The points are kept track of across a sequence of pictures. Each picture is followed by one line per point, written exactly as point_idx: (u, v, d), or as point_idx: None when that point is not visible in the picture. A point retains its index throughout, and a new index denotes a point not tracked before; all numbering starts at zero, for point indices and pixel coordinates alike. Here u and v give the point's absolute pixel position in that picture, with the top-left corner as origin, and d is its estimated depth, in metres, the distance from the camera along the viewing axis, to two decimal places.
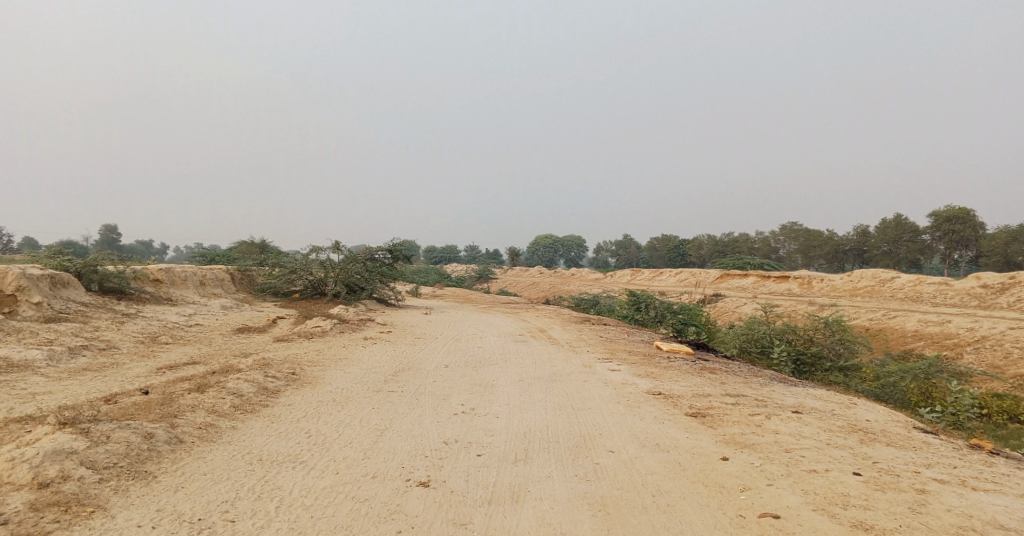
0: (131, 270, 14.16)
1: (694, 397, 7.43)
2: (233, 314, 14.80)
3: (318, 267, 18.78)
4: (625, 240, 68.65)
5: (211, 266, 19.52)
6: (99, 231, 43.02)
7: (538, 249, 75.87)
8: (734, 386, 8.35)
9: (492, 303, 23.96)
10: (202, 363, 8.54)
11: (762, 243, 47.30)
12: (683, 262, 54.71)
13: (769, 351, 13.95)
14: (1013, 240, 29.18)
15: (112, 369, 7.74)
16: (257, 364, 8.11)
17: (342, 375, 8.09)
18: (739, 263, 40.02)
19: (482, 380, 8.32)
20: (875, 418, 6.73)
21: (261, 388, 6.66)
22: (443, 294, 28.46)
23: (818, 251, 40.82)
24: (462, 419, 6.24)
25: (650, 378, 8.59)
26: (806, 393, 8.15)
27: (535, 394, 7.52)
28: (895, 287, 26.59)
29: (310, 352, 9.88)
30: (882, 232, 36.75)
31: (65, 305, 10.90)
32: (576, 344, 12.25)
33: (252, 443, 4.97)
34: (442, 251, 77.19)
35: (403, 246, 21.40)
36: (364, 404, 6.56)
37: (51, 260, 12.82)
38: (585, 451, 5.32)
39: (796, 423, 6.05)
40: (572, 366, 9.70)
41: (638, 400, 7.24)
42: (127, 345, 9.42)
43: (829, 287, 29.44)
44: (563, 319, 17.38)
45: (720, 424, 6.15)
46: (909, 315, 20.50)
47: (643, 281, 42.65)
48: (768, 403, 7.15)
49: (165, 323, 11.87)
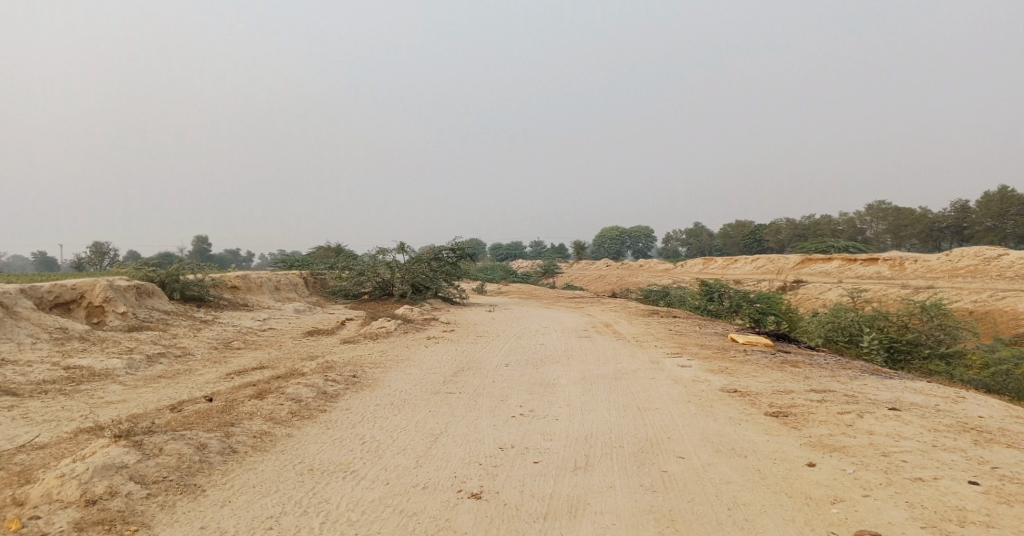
0: (210, 277, 14.75)
1: (773, 394, 6.80)
2: (304, 317, 15.16)
3: (384, 268, 19.01)
4: (697, 228, 66.43)
5: (286, 271, 20.20)
6: (192, 242, 45.82)
7: (606, 241, 74.74)
8: (819, 380, 7.62)
9: (558, 298, 23.59)
10: (269, 367, 8.65)
11: (846, 224, 44.45)
12: (760, 249, 52.30)
13: (858, 340, 12.84)
14: None
15: (185, 376, 7.95)
16: (320, 367, 8.13)
17: (403, 377, 7.98)
18: (821, 246, 37.73)
19: (544, 379, 8.00)
20: (990, 415, 5.90)
21: (319, 392, 6.62)
22: (509, 291, 28.35)
23: (910, 230, 37.91)
24: (520, 422, 5.96)
25: (724, 374, 8.00)
26: (904, 387, 7.32)
27: (598, 394, 7.13)
28: (1002, 266, 24.19)
29: (373, 354, 9.87)
30: (983, 206, 33.62)
31: (148, 314, 11.45)
32: (645, 338, 11.70)
33: (305, 452, 4.89)
34: (509, 248, 77.41)
35: (467, 244, 21.38)
36: (421, 408, 6.40)
37: (137, 271, 13.54)
38: (651, 457, 4.91)
39: (895, 421, 5.37)
40: (639, 362, 9.21)
41: (711, 399, 6.70)
42: (201, 351, 9.72)
43: (924, 269, 27.17)
44: (631, 312, 16.79)
45: (804, 424, 5.54)
46: (1021, 296, 18.52)
47: (717, 270, 40.98)
48: (859, 399, 6.43)
49: (239, 328, 12.25)
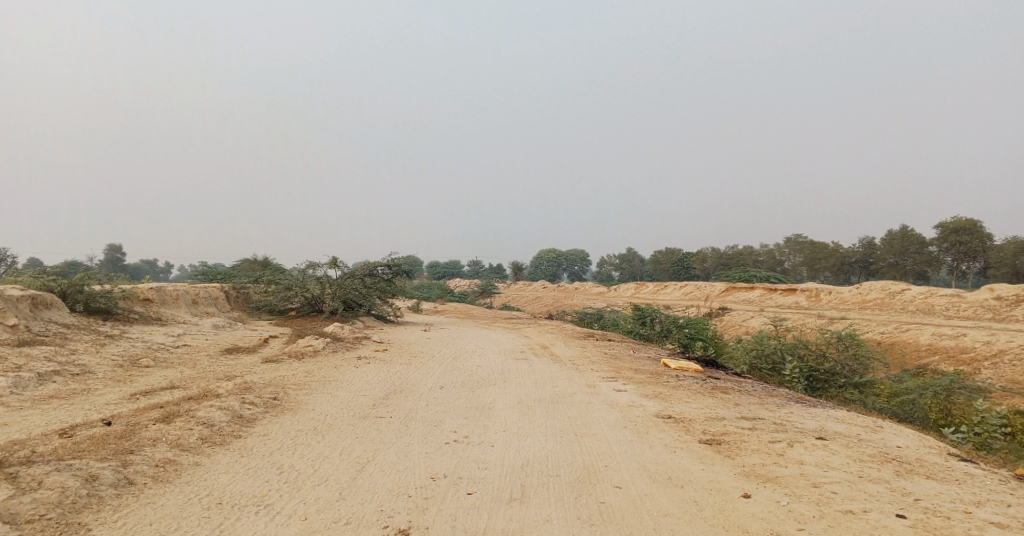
0: (120, 289, 13.68)
1: (707, 421, 6.83)
2: (224, 334, 14.27)
3: (314, 284, 18.24)
4: (629, 254, 68.17)
5: (206, 284, 19.04)
6: (103, 251, 42.78)
7: (541, 264, 75.44)
8: (749, 408, 7.75)
9: (494, 319, 23.43)
10: (181, 388, 7.99)
11: (767, 256, 46.75)
12: (687, 276, 54.15)
13: (780, 368, 13.29)
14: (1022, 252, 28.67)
15: (81, 396, 7.21)
16: (238, 388, 7.57)
17: (329, 399, 7.53)
18: (745, 276, 39.43)
19: (479, 403, 7.76)
20: (907, 444, 6.12)
21: (235, 416, 6.11)
22: (444, 310, 27.93)
23: (824, 263, 40.23)
24: (453, 449, 5.69)
25: (658, 400, 8.01)
26: (827, 416, 7.54)
27: (535, 419, 6.96)
28: (905, 300, 25.96)
29: (298, 374, 9.32)
30: (888, 244, 36.14)
31: (44, 327, 10.42)
32: (580, 362, 11.66)
33: (215, 482, 4.45)
34: (445, 267, 76.79)
35: (403, 261, 20.87)
36: (347, 433, 6.01)
37: (34, 280, 12.35)
38: (588, 487, 4.76)
39: (823, 451, 5.46)
40: (575, 386, 9.12)
41: (646, 426, 6.65)
42: (103, 369, 8.88)
43: (837, 300, 28.80)
44: (566, 334, 16.80)
45: (738, 453, 5.55)
46: (922, 328, 19.86)
47: (648, 296, 42.00)
48: (788, 427, 6.54)
49: (149, 344, 11.34)
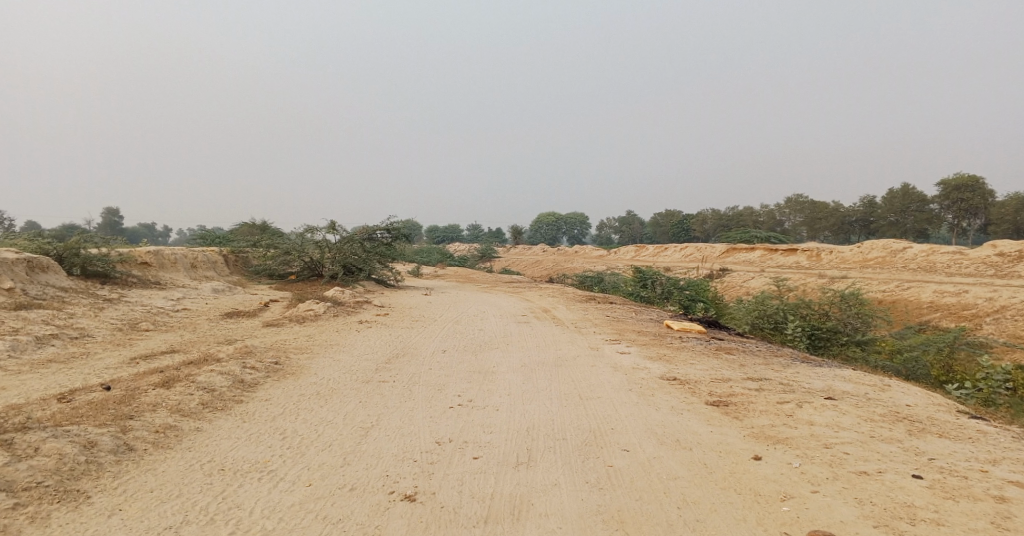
0: (117, 253, 13.52)
1: (713, 383, 6.76)
2: (224, 298, 14.16)
3: (313, 248, 18.09)
4: (629, 216, 67.77)
5: (204, 248, 18.88)
6: (101, 215, 42.50)
7: (541, 227, 75.09)
8: (755, 368, 7.68)
9: (495, 282, 23.32)
10: (181, 352, 7.91)
11: (767, 216, 46.45)
12: (687, 237, 53.95)
13: (783, 327, 13.24)
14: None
15: (80, 360, 7.10)
16: (239, 352, 7.48)
17: (331, 363, 7.45)
18: (745, 236, 39.21)
19: (482, 367, 7.70)
20: (916, 403, 6.05)
21: (236, 381, 6.03)
22: (444, 274, 27.82)
23: (824, 223, 39.98)
24: (458, 414, 5.62)
25: (663, 362, 7.94)
26: (833, 375, 7.46)
27: (539, 383, 6.89)
28: (906, 258, 25.85)
29: (299, 338, 9.24)
30: (889, 201, 35.83)
31: (41, 290, 10.28)
32: (583, 324, 11.59)
33: (217, 448, 4.37)
34: (445, 230, 76.43)
35: (402, 225, 20.65)
36: (350, 398, 5.94)
37: (29, 243, 12.16)
38: (595, 451, 4.70)
39: (832, 411, 5.39)
40: (579, 349, 9.05)
41: (652, 388, 6.58)
42: (102, 333, 8.78)
43: (838, 259, 28.68)
44: (567, 297, 16.72)
45: (746, 414, 5.48)
46: (924, 286, 19.79)
47: (648, 257, 41.86)
48: (795, 388, 6.47)
49: (148, 308, 11.23)
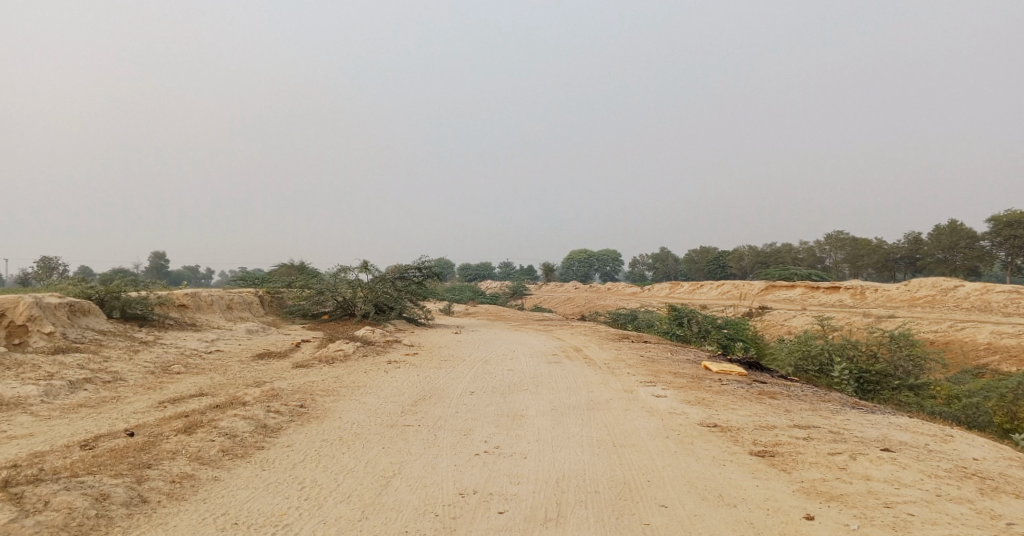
0: (155, 295, 13.79)
1: (756, 430, 6.34)
2: (257, 339, 14.25)
3: (346, 288, 18.21)
4: (663, 254, 67.03)
5: (241, 289, 19.18)
6: (148, 258, 43.98)
7: (573, 265, 74.81)
8: (801, 415, 7.20)
9: (526, 321, 23.06)
10: (209, 395, 7.86)
11: (806, 253, 45.29)
12: (723, 275, 52.93)
13: (828, 370, 12.60)
14: None
15: (110, 404, 7.11)
16: (265, 395, 7.39)
17: (357, 406, 7.28)
18: (784, 274, 38.17)
19: (511, 410, 7.43)
20: (984, 456, 5.52)
21: (259, 426, 5.90)
22: (476, 312, 27.72)
23: (866, 260, 38.71)
24: (484, 461, 5.36)
25: (702, 407, 7.53)
26: (888, 423, 6.94)
27: (571, 427, 6.58)
28: (958, 297, 24.67)
29: (327, 380, 9.12)
30: (935, 238, 34.55)
31: (80, 333, 10.48)
32: (616, 365, 11.21)
33: (233, 499, 4.21)
34: (477, 269, 76.77)
35: (434, 264, 20.66)
36: (373, 444, 5.74)
37: (73, 287, 12.50)
38: (629, 506, 4.39)
39: (891, 465, 4.93)
40: (612, 391, 8.70)
41: (691, 435, 6.20)
42: (135, 376, 8.83)
43: (884, 298, 27.58)
44: (600, 336, 16.33)
45: (794, 466, 5.07)
46: (979, 327, 18.76)
47: (684, 295, 41.10)
48: (847, 437, 6.01)
49: (182, 350, 11.33)
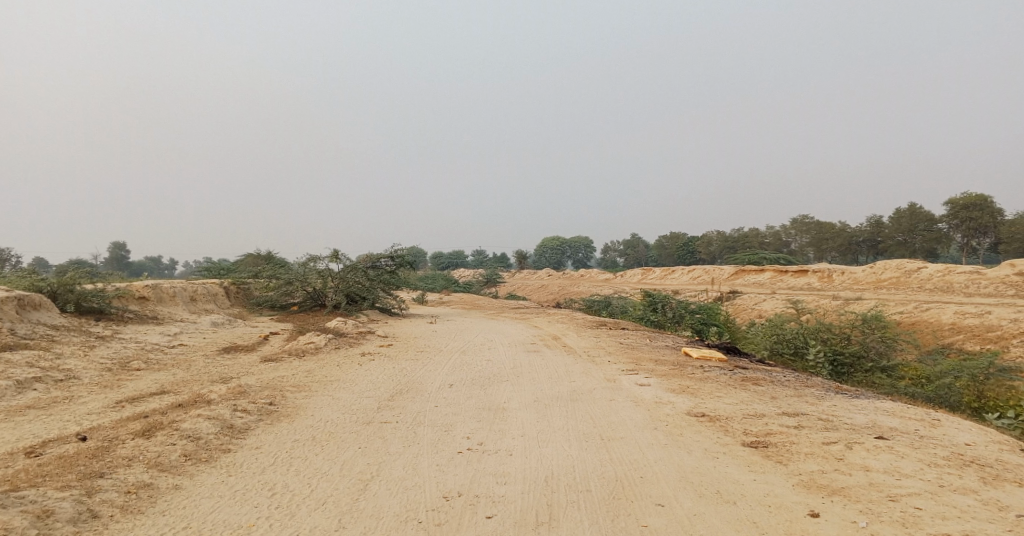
0: (113, 288, 13.09)
1: (746, 420, 6.17)
2: (223, 332, 13.67)
3: (316, 277, 17.66)
4: (633, 239, 67.39)
5: (205, 280, 18.45)
6: (108, 249, 42.39)
7: (546, 251, 74.81)
8: (787, 401, 7.08)
9: (501, 308, 22.79)
10: (171, 393, 7.38)
11: (772, 237, 45.95)
12: (693, 260, 53.47)
13: (803, 353, 12.60)
14: None
15: (62, 405, 6.60)
16: (232, 392, 6.96)
17: (329, 402, 6.90)
18: (753, 258, 38.59)
19: (492, 403, 7.14)
20: (974, 441, 5.48)
21: (225, 426, 5.50)
22: (449, 301, 27.33)
23: (831, 243, 39.40)
24: (467, 460, 5.07)
25: (687, 395, 7.36)
26: (874, 408, 6.85)
27: (556, 421, 6.33)
28: (921, 278, 25.20)
29: (297, 375, 8.70)
30: (896, 221, 35.29)
31: (30, 329, 9.82)
32: (596, 353, 10.99)
33: (195, 511, 3.85)
34: (449, 256, 76.21)
35: (406, 252, 20.15)
36: (348, 444, 5.40)
37: (22, 280, 11.77)
38: (624, 506, 4.16)
39: (889, 454, 4.81)
40: (594, 381, 8.47)
41: (680, 426, 6.01)
42: (90, 374, 8.27)
43: (850, 280, 28.06)
44: (577, 323, 16.17)
45: (791, 458, 4.90)
46: (943, 308, 19.14)
47: (655, 281, 41.31)
48: (838, 425, 5.89)
49: (143, 346, 10.74)
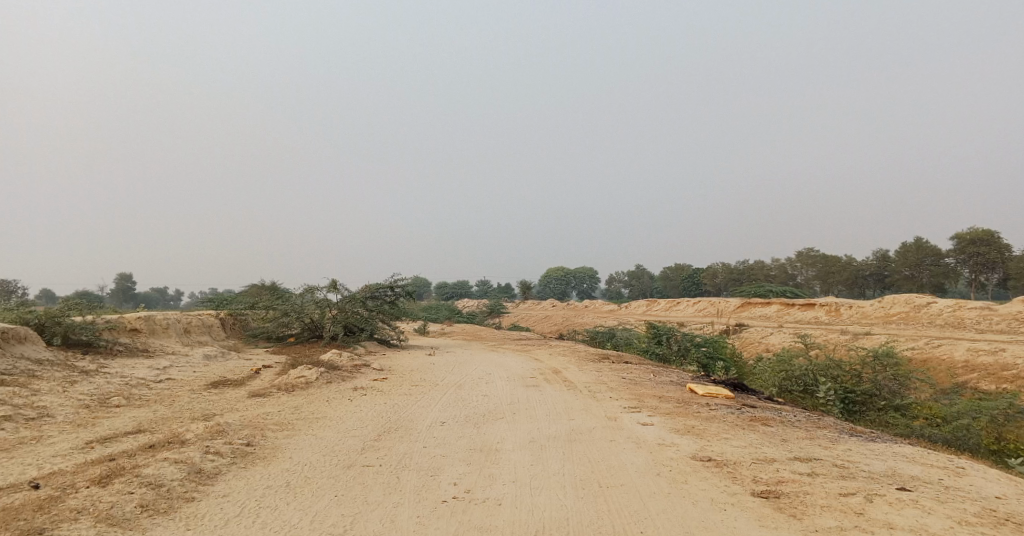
0: (103, 320, 12.76)
1: (755, 466, 5.72)
2: (214, 365, 13.28)
3: (313, 309, 17.31)
4: (638, 271, 67.03)
5: (201, 312, 18.11)
6: (114, 280, 42.09)
7: (551, 282, 74.44)
8: (799, 445, 6.63)
9: (503, 340, 22.35)
10: (147, 432, 6.99)
11: (778, 270, 45.48)
12: (699, 292, 52.98)
13: (813, 390, 12.11)
14: None
15: (28, 446, 6.23)
16: (210, 431, 6.57)
17: (311, 443, 6.50)
18: (759, 291, 38.11)
19: (485, 444, 6.71)
20: (1005, 493, 5.04)
21: (193, 471, 5.13)
22: (451, 332, 26.85)
23: (837, 277, 38.87)
24: (452, 510, 4.68)
25: (693, 437, 6.91)
26: (892, 454, 6.40)
27: (551, 464, 5.91)
28: (931, 313, 24.66)
29: (284, 412, 8.30)
30: (902, 256, 34.82)
31: (10, 364, 9.47)
32: (597, 389, 10.54)
33: None
34: (454, 287, 75.84)
35: (408, 283, 19.80)
36: (324, 491, 4.98)
37: (9, 313, 11.46)
38: None
39: (914, 509, 4.37)
40: (595, 419, 8.03)
41: (685, 472, 5.57)
42: (65, 411, 7.89)
43: (859, 315, 27.53)
44: (579, 356, 15.70)
45: (805, 511, 4.46)
46: (956, 344, 18.60)
47: (660, 313, 40.78)
48: (856, 473, 5.46)
49: (127, 380, 10.36)
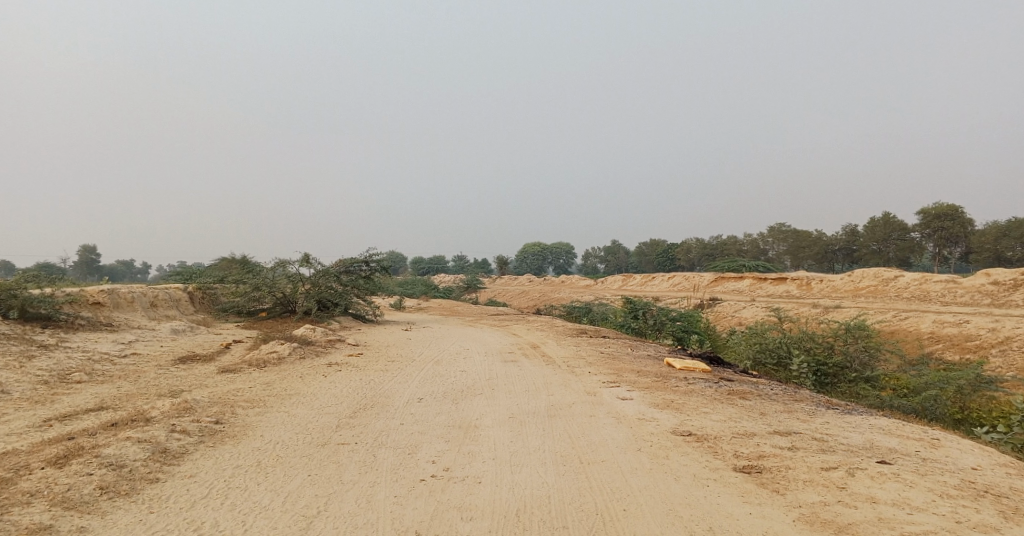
0: (62, 294, 12.25)
1: (736, 440, 5.69)
2: (182, 339, 12.90)
3: (286, 283, 16.91)
4: (614, 246, 67.33)
5: (168, 285, 17.57)
6: (78, 252, 40.80)
7: (527, 257, 74.39)
8: (778, 418, 6.64)
9: (480, 315, 22.22)
10: (110, 409, 6.70)
11: (750, 245, 46.02)
12: (673, 266, 53.45)
13: (786, 363, 12.23)
14: (1003, 236, 28.26)
15: None
16: (177, 409, 6.31)
17: (283, 421, 6.28)
18: (732, 265, 38.54)
19: (463, 420, 6.57)
20: (980, 464, 5.09)
21: (158, 451, 4.89)
22: (428, 307, 26.64)
23: (808, 252, 39.46)
24: (431, 489, 4.54)
25: (672, 411, 6.87)
26: (869, 426, 6.43)
27: (531, 440, 5.81)
28: (899, 286, 25.18)
29: (255, 388, 8.05)
30: (870, 230, 35.42)
31: None
32: (575, 363, 10.48)
33: None
34: (430, 262, 75.37)
35: (384, 258, 19.45)
36: (297, 470, 4.80)
37: None
38: None
39: (895, 483, 4.37)
40: (574, 394, 7.96)
41: (666, 447, 5.51)
42: (23, 388, 7.53)
43: (829, 288, 28.01)
44: (556, 331, 15.65)
45: (788, 487, 4.42)
46: (922, 316, 19.02)
47: (635, 287, 41.04)
48: (836, 446, 5.46)
49: (89, 355, 9.97)
